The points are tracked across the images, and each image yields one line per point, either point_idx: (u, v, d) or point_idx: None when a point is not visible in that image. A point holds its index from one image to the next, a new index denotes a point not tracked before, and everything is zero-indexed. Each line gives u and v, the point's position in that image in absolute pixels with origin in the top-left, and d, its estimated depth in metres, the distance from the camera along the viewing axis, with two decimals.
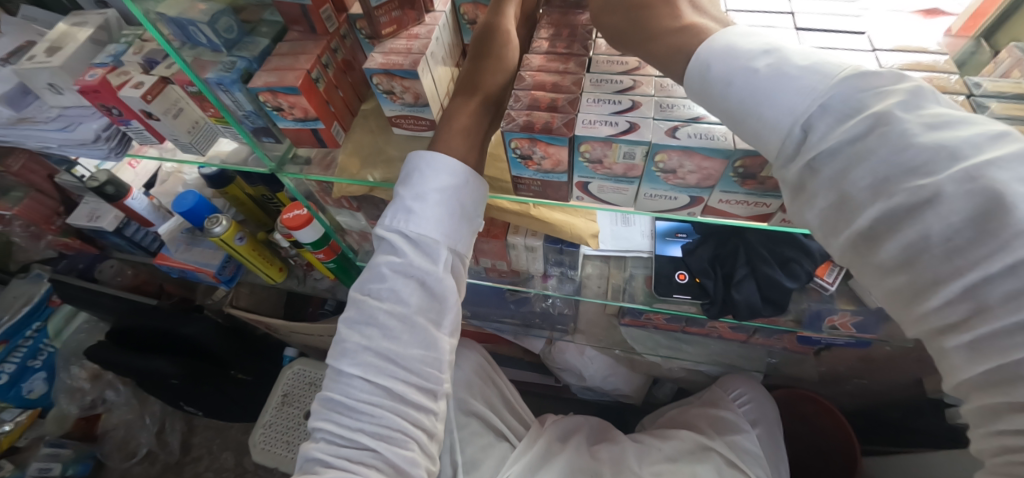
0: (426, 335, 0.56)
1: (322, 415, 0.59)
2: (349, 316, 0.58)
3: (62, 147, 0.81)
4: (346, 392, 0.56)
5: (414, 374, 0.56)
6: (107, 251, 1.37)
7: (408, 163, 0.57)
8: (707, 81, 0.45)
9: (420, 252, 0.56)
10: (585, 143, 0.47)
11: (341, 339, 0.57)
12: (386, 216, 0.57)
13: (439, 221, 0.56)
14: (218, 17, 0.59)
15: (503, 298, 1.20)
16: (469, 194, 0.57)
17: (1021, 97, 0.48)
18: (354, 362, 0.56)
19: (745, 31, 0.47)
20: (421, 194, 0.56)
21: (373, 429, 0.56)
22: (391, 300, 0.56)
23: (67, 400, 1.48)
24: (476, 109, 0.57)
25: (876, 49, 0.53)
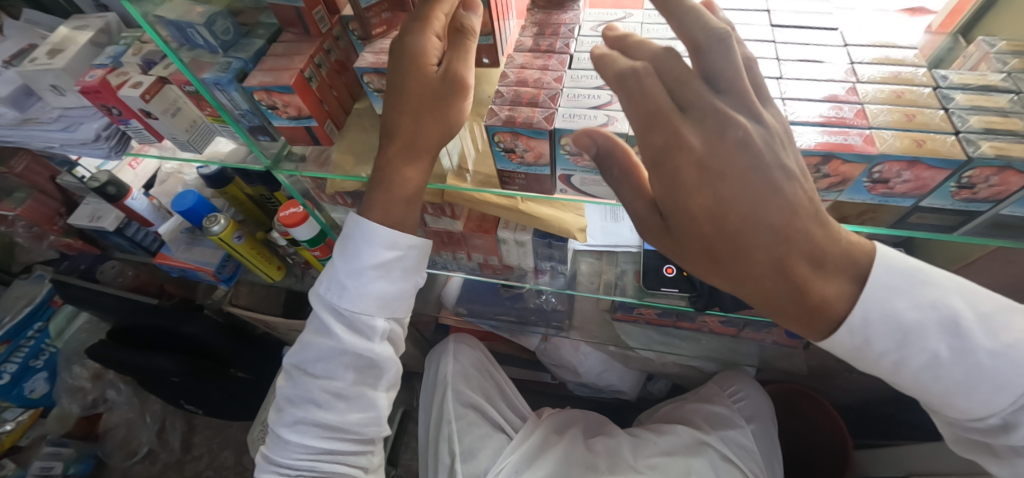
0: (360, 400, 0.66)
1: (270, 470, 0.70)
2: (293, 384, 0.67)
3: (66, 146, 0.84)
4: (287, 450, 0.67)
5: (353, 430, 0.67)
6: (107, 252, 1.40)
7: (342, 248, 0.64)
8: (869, 356, 0.45)
9: (354, 328, 0.65)
10: (565, 135, 0.49)
11: (283, 406, 0.68)
12: (325, 296, 0.65)
13: (374, 297, 0.64)
14: (215, 19, 0.62)
15: (498, 295, 1.23)
16: (403, 265, 0.65)
17: (985, 88, 0.50)
18: (295, 429, 0.66)
19: (911, 283, 0.43)
20: (356, 282, 0.63)
21: (312, 474, 0.67)
22: (327, 375, 0.65)
23: (68, 399, 1.50)
24: (415, 170, 0.60)
25: (847, 45, 0.55)
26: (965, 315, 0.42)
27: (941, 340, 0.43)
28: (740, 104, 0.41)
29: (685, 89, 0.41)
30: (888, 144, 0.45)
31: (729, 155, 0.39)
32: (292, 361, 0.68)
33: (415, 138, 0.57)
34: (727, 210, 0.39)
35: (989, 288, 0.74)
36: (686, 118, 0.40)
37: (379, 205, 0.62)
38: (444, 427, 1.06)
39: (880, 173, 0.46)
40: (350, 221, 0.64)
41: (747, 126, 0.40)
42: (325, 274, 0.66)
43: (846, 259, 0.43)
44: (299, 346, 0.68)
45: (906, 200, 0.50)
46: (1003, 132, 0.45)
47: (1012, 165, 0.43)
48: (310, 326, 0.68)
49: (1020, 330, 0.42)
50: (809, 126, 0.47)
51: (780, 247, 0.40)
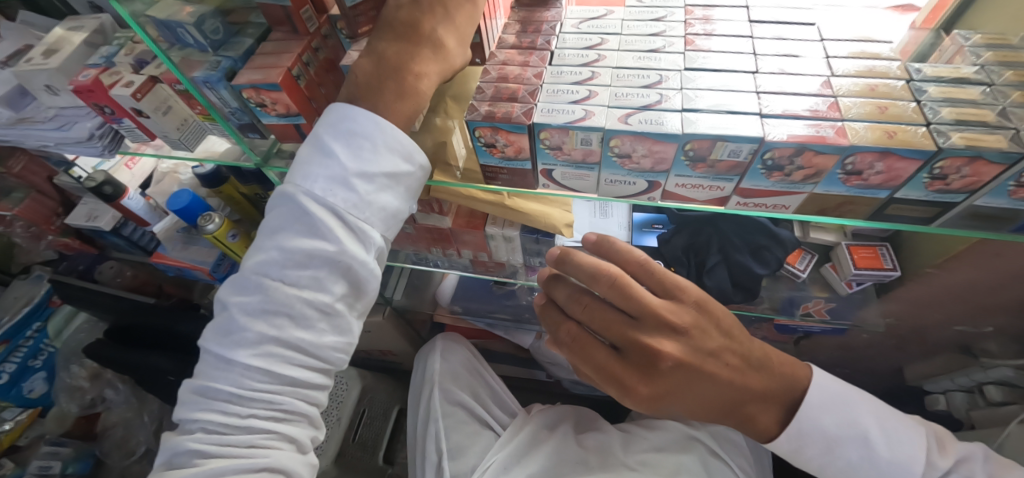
0: (343, 320, 0.63)
1: (210, 405, 0.61)
2: (260, 300, 0.58)
3: (60, 145, 0.86)
4: (238, 383, 0.60)
5: (322, 357, 0.63)
6: (106, 252, 1.43)
7: (354, 132, 0.57)
8: (809, 461, 0.67)
9: (355, 239, 0.60)
10: (544, 130, 0.50)
11: (240, 323, 0.59)
12: (322, 189, 0.57)
13: (380, 211, 0.60)
14: (204, 19, 0.63)
15: (491, 292, 1.24)
16: (410, 181, 0.62)
17: (957, 81, 0.50)
18: (258, 351, 0.59)
19: (836, 411, 0.64)
20: (368, 178, 0.58)
21: (267, 413, 0.62)
22: (313, 287, 0.59)
23: (67, 399, 1.51)
24: (437, 69, 0.57)
25: (824, 39, 0.56)
26: (875, 433, 0.64)
27: (856, 450, 0.64)
28: (663, 327, 0.60)
29: (615, 334, 0.62)
30: (859, 136, 0.45)
31: (670, 378, 0.59)
32: (257, 266, 0.59)
33: (444, 39, 0.56)
34: (679, 403, 0.62)
35: (974, 282, 0.74)
36: (627, 361, 0.61)
37: (397, 96, 0.56)
38: (431, 426, 1.07)
39: (853, 164, 0.47)
40: (364, 116, 0.56)
41: (675, 344, 0.59)
42: (320, 168, 0.57)
43: (779, 389, 0.64)
44: (271, 249, 0.59)
45: (881, 191, 0.51)
46: (974, 122, 0.45)
47: (982, 155, 0.43)
48: (286, 228, 0.59)
49: (911, 444, 0.63)
50: (786, 119, 0.47)
51: (724, 411, 0.63)
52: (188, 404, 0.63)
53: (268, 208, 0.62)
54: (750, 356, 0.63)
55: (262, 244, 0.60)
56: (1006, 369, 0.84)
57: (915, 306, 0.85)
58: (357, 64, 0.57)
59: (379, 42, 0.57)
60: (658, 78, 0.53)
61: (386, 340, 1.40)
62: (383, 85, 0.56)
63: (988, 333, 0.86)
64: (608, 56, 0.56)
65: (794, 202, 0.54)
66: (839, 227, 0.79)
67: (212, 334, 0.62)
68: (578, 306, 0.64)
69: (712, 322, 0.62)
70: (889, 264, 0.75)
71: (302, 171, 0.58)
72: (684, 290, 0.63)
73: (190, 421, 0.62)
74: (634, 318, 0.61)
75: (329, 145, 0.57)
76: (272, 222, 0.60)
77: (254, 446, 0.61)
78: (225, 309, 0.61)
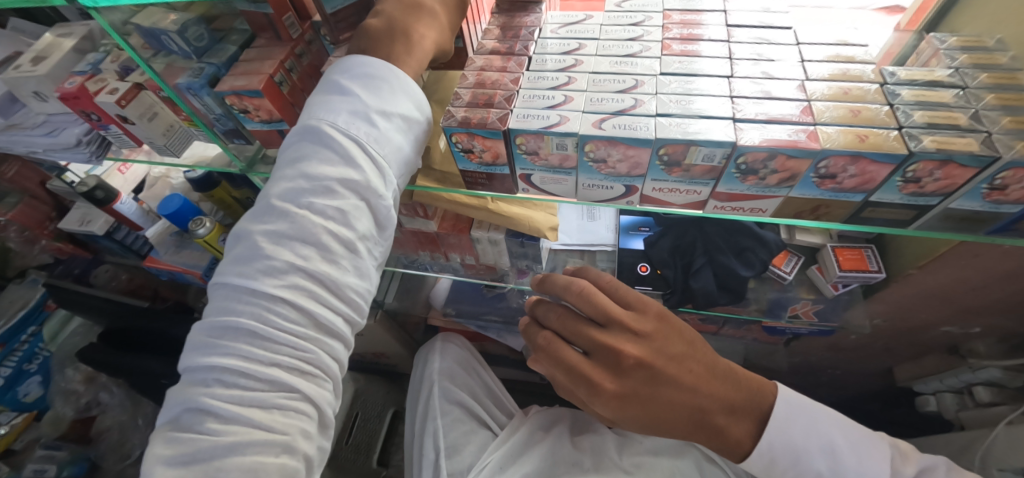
0: (364, 263, 0.58)
1: (226, 349, 0.53)
2: (279, 230, 0.54)
3: (49, 151, 0.85)
4: (262, 318, 0.53)
5: (342, 302, 0.57)
6: (100, 256, 1.41)
7: (367, 73, 0.55)
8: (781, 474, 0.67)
9: (380, 175, 0.56)
10: (519, 135, 0.50)
11: (262, 250, 0.53)
12: (342, 120, 0.54)
13: (400, 151, 0.57)
14: (187, 26, 0.63)
15: (482, 294, 1.23)
16: (423, 132, 0.60)
17: (931, 84, 0.50)
18: (282, 283, 0.53)
19: (809, 425, 0.67)
20: (388, 114, 0.56)
21: (293, 361, 0.54)
22: (339, 220, 0.55)
23: (63, 402, 1.52)
24: (435, 35, 0.58)
25: (800, 43, 0.56)
26: (840, 443, 0.67)
27: (824, 462, 0.67)
28: (625, 332, 0.62)
29: (584, 339, 0.64)
30: (832, 140, 0.45)
31: (634, 378, 0.60)
32: (278, 197, 0.55)
33: (441, 12, 0.58)
34: (645, 410, 0.61)
35: (958, 283, 0.74)
36: (595, 362, 0.62)
37: (405, 52, 0.57)
38: (429, 424, 1.07)
39: (827, 168, 0.47)
40: (381, 63, 0.55)
41: (639, 346, 0.61)
42: (341, 103, 0.55)
43: (746, 403, 0.65)
44: (293, 180, 0.55)
45: (856, 195, 0.50)
46: (946, 126, 0.46)
47: (953, 158, 0.43)
48: (304, 162, 0.55)
49: (876, 456, 0.66)
50: (760, 123, 0.48)
51: (693, 422, 0.62)
52: (195, 350, 0.54)
53: (284, 145, 0.58)
54: (714, 365, 0.64)
55: (280, 177, 0.56)
56: (993, 370, 0.83)
57: (902, 307, 0.85)
58: (368, 22, 0.58)
59: (385, 7, 0.58)
60: (634, 83, 0.53)
61: (379, 343, 1.40)
62: (394, 40, 0.56)
63: (975, 334, 0.86)
64: (585, 61, 0.56)
65: (770, 206, 0.54)
66: (823, 229, 0.79)
67: (230, 266, 0.55)
68: (551, 322, 0.68)
69: (682, 329, 0.65)
70: (874, 266, 0.76)
71: (323, 106, 0.55)
72: (645, 302, 0.66)
73: (198, 370, 0.53)
74: (601, 325, 0.64)
75: (348, 84, 0.55)
76: (287, 159, 0.56)
77: (276, 407, 0.53)
78: (246, 238, 0.55)
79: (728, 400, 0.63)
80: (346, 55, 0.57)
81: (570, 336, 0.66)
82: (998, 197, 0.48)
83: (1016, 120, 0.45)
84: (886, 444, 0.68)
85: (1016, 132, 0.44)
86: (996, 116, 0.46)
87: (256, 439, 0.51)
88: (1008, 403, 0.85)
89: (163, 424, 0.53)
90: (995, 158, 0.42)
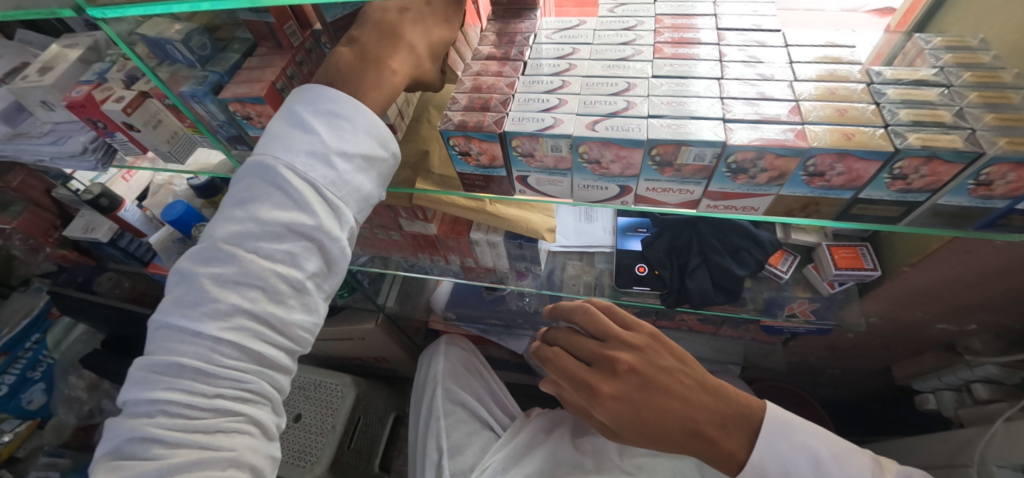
0: (313, 300, 0.60)
1: (169, 384, 0.54)
2: (226, 274, 0.55)
3: (55, 160, 0.87)
4: (205, 356, 0.54)
5: (289, 338, 0.59)
6: (103, 263, 1.41)
7: (324, 108, 0.55)
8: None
9: (333, 216, 0.58)
10: (515, 138, 0.52)
11: (208, 294, 0.54)
12: (298, 161, 0.55)
13: (357, 190, 0.59)
14: (191, 35, 0.64)
15: (481, 297, 1.23)
16: (385, 167, 0.61)
17: (915, 83, 0.52)
18: (227, 325, 0.54)
19: (798, 442, 0.67)
20: (347, 154, 0.56)
21: (235, 393, 0.56)
22: (288, 262, 0.56)
23: (66, 410, 1.44)
24: (408, 69, 0.58)
25: (789, 46, 0.58)
26: (823, 453, 0.68)
27: (810, 473, 0.68)
28: (620, 344, 0.66)
29: (586, 352, 0.68)
30: (819, 138, 0.47)
31: (628, 383, 0.62)
32: (225, 239, 0.55)
33: (419, 45, 0.58)
34: (638, 418, 0.61)
35: (950, 279, 0.75)
36: (596, 371, 0.65)
37: (372, 86, 0.56)
38: (433, 424, 1.08)
39: (814, 166, 0.48)
40: (346, 99, 0.55)
41: (629, 356, 0.64)
42: (300, 141, 0.55)
43: (736, 416, 0.66)
44: (242, 223, 0.55)
45: (845, 192, 0.51)
46: (930, 123, 0.47)
47: (938, 155, 0.45)
48: (256, 200, 0.56)
49: (858, 465, 0.67)
50: (753, 123, 0.49)
51: (685, 436, 0.62)
52: (137, 384, 0.55)
53: (236, 179, 0.58)
54: (704, 381, 0.65)
55: (228, 218, 0.57)
56: (991, 367, 0.84)
57: (896, 305, 0.86)
58: (339, 51, 0.57)
59: (361, 36, 0.57)
60: (626, 86, 0.55)
61: (381, 347, 1.41)
62: (364, 75, 0.56)
63: (971, 331, 0.87)
64: (579, 65, 0.58)
65: (762, 204, 0.55)
66: (818, 228, 0.80)
67: (171, 307, 0.56)
68: (562, 335, 0.72)
69: (670, 345, 0.67)
70: (869, 264, 0.76)
71: (279, 143, 0.55)
72: (641, 323, 0.69)
73: (141, 404, 0.54)
74: (602, 340, 0.68)
75: (308, 120, 0.55)
76: (238, 194, 0.57)
77: (220, 431, 0.55)
78: (192, 280, 0.55)
79: (719, 406, 0.65)
80: (307, 86, 0.57)
81: (575, 350, 0.70)
82: (984, 193, 0.48)
83: (999, 118, 0.46)
84: (869, 455, 0.70)
85: (1000, 129, 0.45)
86: (980, 113, 0.47)
87: (202, 459, 0.53)
88: (1007, 400, 0.84)
89: (104, 455, 0.55)
90: (978, 153, 0.43)
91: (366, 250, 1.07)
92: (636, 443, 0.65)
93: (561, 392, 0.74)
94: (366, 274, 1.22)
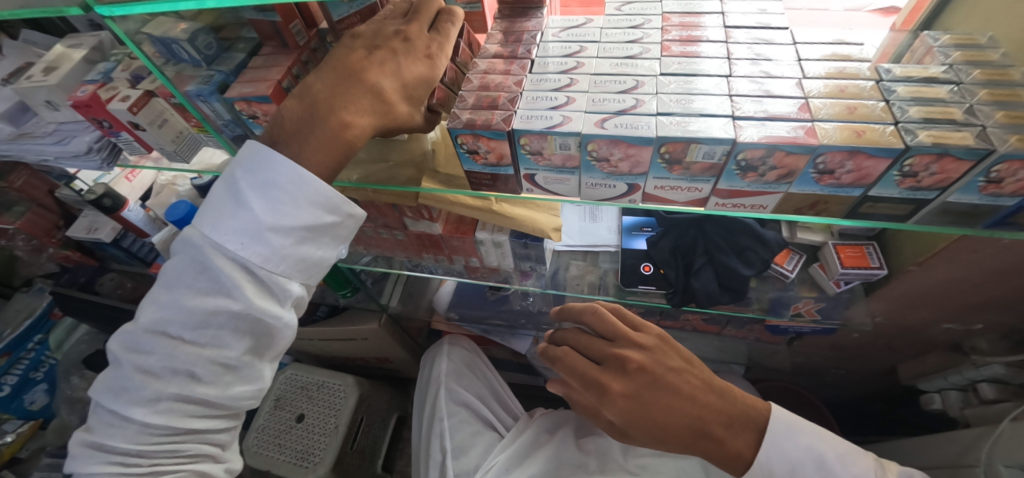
0: (250, 370, 0.65)
1: (106, 458, 0.61)
2: (152, 362, 0.59)
3: (59, 159, 0.87)
4: (137, 437, 0.61)
5: (229, 405, 0.65)
6: (106, 264, 1.41)
7: (261, 180, 0.57)
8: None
9: (265, 294, 0.61)
10: (523, 136, 0.52)
11: (136, 382, 0.59)
12: (230, 243, 0.57)
13: (298, 261, 0.61)
14: (197, 34, 0.64)
15: (484, 297, 1.22)
16: (331, 231, 0.63)
17: (925, 80, 0.51)
18: (158, 408, 0.60)
19: (804, 443, 0.67)
20: (284, 229, 0.58)
21: (172, 459, 0.64)
22: (216, 345, 0.61)
23: (68, 410, 1.41)
24: (371, 120, 0.56)
25: (798, 44, 0.58)
26: (829, 455, 0.68)
27: (815, 474, 0.68)
28: (629, 344, 0.66)
29: (595, 351, 0.68)
30: (829, 136, 0.46)
31: (638, 382, 0.62)
32: (153, 326, 0.59)
33: (387, 89, 0.55)
34: (646, 417, 0.61)
35: (957, 278, 0.75)
36: (605, 370, 0.64)
37: (320, 143, 0.56)
38: (437, 424, 1.08)
39: (824, 164, 0.48)
40: (283, 169, 0.56)
41: (639, 355, 0.64)
42: (232, 218, 0.57)
43: (743, 416, 0.66)
44: (166, 310, 0.59)
45: (854, 190, 0.51)
46: (942, 121, 0.47)
47: (950, 152, 0.44)
48: (188, 280, 0.58)
49: (861, 466, 0.67)
50: (761, 121, 0.49)
51: (691, 435, 0.62)
52: (78, 459, 0.62)
53: (169, 258, 0.61)
54: (711, 382, 0.65)
55: (155, 303, 0.60)
56: (997, 367, 0.83)
57: (901, 304, 0.86)
58: (285, 103, 0.56)
59: (316, 83, 0.55)
60: (634, 84, 0.55)
61: (384, 347, 1.40)
62: (313, 133, 0.56)
63: (977, 331, 0.87)
64: (587, 63, 0.58)
65: (770, 202, 0.55)
66: (825, 227, 0.80)
67: (103, 391, 0.61)
68: (572, 333, 0.72)
69: (678, 346, 0.67)
70: (876, 263, 0.76)
71: (212, 224, 0.58)
72: (648, 324, 0.70)
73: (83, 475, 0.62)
74: (610, 339, 0.68)
75: (246, 196, 0.57)
76: (174, 271, 0.59)
77: None
78: (121, 366, 0.60)
79: (726, 406, 0.64)
80: (246, 154, 0.57)
81: (583, 350, 0.70)
82: (994, 190, 0.48)
83: (1009, 115, 0.46)
84: (872, 457, 0.70)
85: (1011, 126, 0.44)
86: (990, 111, 0.47)
87: None
88: (1013, 400, 0.84)
89: None
90: (990, 150, 0.43)
91: (370, 250, 1.07)
92: (642, 443, 0.65)
93: (568, 391, 0.74)
94: (371, 274, 1.23)
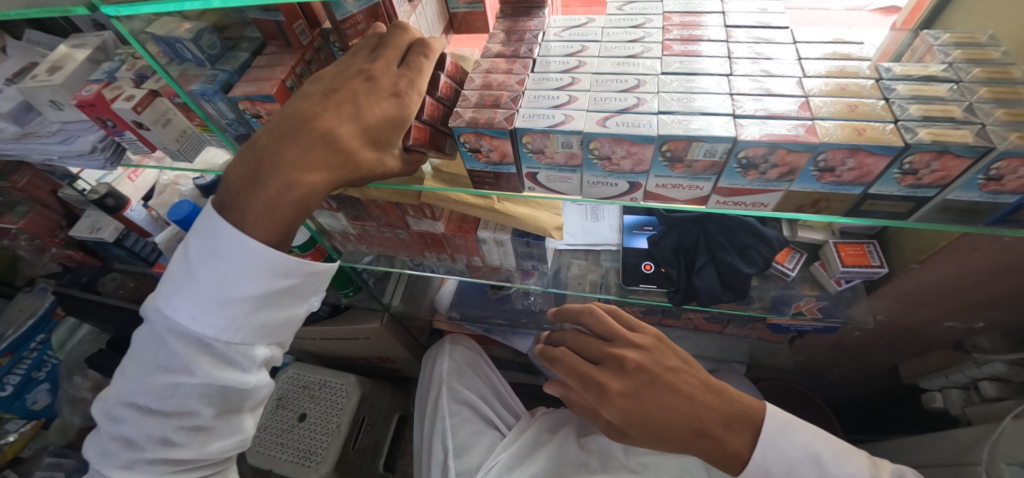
0: (224, 428, 0.67)
1: None
2: (128, 432, 0.62)
3: (63, 159, 0.87)
4: None
5: (209, 461, 0.67)
6: (109, 263, 1.41)
7: (208, 254, 0.58)
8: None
9: (224, 361, 0.63)
10: (526, 135, 0.52)
11: (116, 450, 0.63)
12: (185, 317, 0.60)
13: (254, 326, 0.62)
14: (201, 34, 0.64)
15: (486, 296, 1.23)
16: (287, 292, 0.64)
17: (925, 79, 0.52)
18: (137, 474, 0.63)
19: (800, 441, 0.67)
20: (234, 299, 0.59)
21: None
22: (183, 412, 0.63)
23: (70, 409, 1.42)
24: (325, 173, 0.54)
25: (798, 42, 0.58)
26: (824, 452, 0.68)
27: (812, 472, 0.68)
28: (627, 344, 0.66)
29: (594, 351, 0.68)
30: (830, 134, 0.47)
31: (636, 381, 0.62)
32: (126, 399, 0.63)
33: (343, 136, 0.54)
34: (646, 416, 0.61)
35: (958, 277, 0.75)
36: (604, 369, 0.65)
37: (268, 201, 0.55)
38: (438, 423, 1.08)
39: (825, 161, 0.48)
40: (224, 244, 0.57)
41: (637, 354, 0.64)
42: (183, 293, 0.59)
43: (742, 414, 0.66)
44: (135, 383, 0.62)
45: (855, 188, 0.52)
46: (942, 118, 0.47)
47: (949, 149, 0.45)
48: (150, 356, 0.62)
49: (857, 464, 0.68)
50: (761, 118, 0.49)
51: (689, 436, 0.62)
52: None
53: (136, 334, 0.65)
54: (708, 381, 0.66)
55: (125, 377, 0.63)
56: (998, 365, 0.84)
57: (902, 303, 0.86)
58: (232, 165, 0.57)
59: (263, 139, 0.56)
60: (636, 82, 0.55)
61: (386, 347, 1.40)
62: (256, 193, 0.55)
63: (978, 329, 0.87)
64: (588, 62, 0.58)
65: (772, 200, 0.56)
66: (825, 225, 0.81)
67: (90, 459, 0.65)
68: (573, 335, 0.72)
69: (676, 346, 0.68)
70: (876, 261, 0.76)
71: (166, 300, 0.60)
72: (646, 325, 0.70)
73: None
74: (608, 339, 0.69)
75: (195, 272, 0.59)
76: (138, 344, 0.63)
77: None
78: (103, 436, 0.64)
79: (723, 404, 0.65)
80: (194, 229, 0.60)
81: (582, 351, 0.70)
82: (995, 188, 0.48)
83: (1009, 113, 0.46)
84: (865, 455, 0.70)
85: (1011, 124, 0.45)
86: (990, 109, 0.47)
87: None
88: (1014, 398, 0.84)
89: None
90: (989, 148, 0.44)
91: (372, 249, 1.07)
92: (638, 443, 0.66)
93: (566, 393, 0.73)
94: (372, 274, 1.24)
